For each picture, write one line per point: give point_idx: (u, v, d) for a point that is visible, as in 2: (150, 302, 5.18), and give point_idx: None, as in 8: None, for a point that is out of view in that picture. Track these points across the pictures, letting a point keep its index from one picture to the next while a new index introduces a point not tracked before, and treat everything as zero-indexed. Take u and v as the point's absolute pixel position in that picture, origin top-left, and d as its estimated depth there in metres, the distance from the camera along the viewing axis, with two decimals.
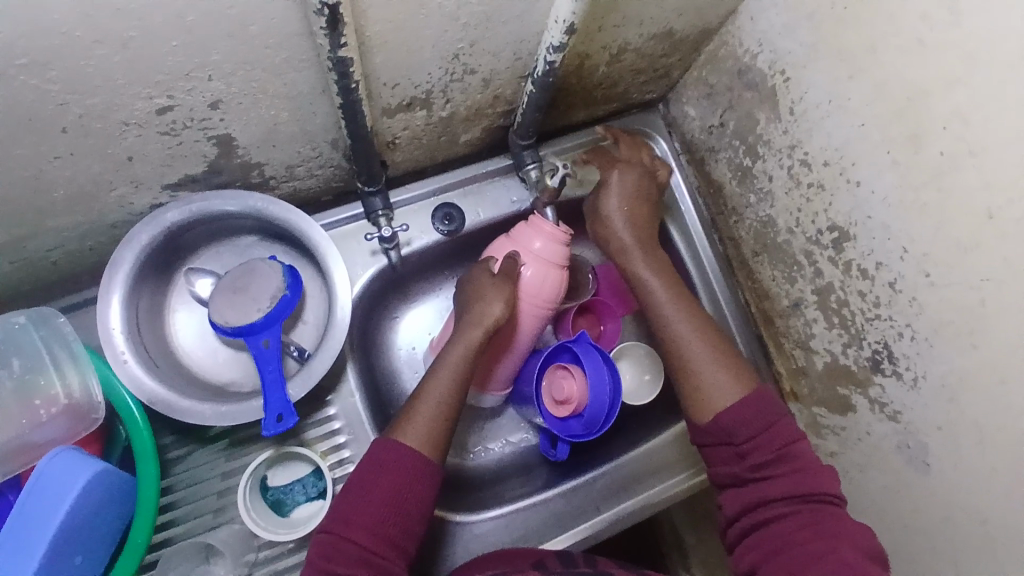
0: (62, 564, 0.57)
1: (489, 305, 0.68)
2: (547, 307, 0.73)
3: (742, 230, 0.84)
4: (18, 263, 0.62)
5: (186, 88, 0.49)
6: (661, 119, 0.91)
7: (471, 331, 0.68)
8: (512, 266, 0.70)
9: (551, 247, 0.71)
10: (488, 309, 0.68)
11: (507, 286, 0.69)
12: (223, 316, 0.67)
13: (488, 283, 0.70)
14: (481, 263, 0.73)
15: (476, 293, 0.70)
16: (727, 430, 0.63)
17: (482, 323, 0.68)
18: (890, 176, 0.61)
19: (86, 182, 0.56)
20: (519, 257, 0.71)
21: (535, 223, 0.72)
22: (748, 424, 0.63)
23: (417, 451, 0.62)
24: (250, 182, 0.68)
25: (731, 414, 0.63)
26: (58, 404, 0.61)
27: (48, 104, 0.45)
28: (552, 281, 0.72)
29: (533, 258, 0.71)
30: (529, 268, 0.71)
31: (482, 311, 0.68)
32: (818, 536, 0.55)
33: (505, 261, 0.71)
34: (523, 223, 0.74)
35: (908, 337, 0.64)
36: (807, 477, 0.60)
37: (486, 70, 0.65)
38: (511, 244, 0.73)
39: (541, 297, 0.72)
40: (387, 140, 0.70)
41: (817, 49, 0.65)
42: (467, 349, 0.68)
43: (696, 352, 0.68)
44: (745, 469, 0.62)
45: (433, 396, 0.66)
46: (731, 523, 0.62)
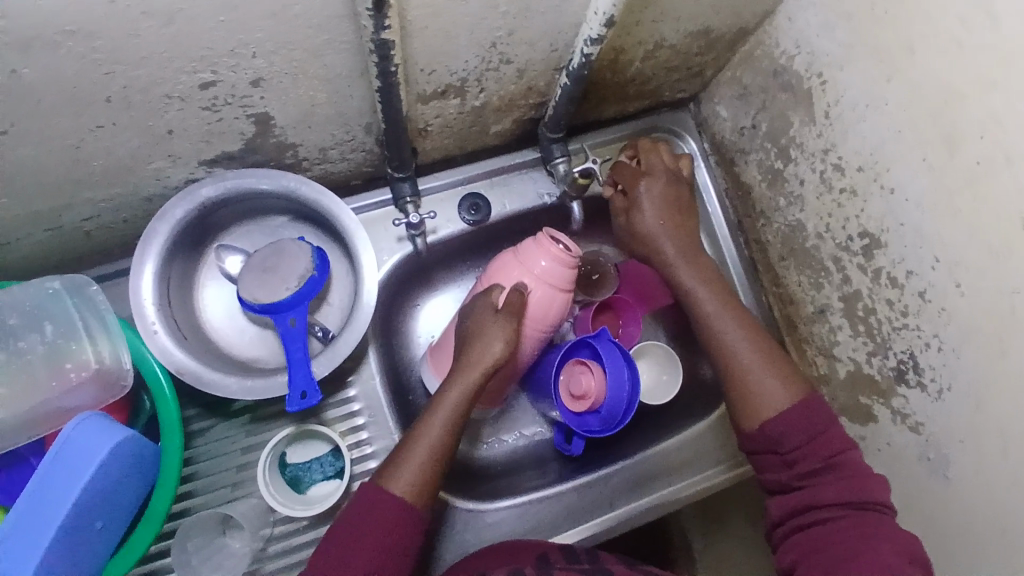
0: (85, 528, 0.59)
1: (489, 346, 0.64)
2: (552, 328, 0.72)
3: (769, 233, 0.83)
4: (54, 232, 0.64)
5: (230, 64, 0.50)
6: (692, 118, 0.90)
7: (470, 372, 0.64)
8: (519, 296, 0.67)
9: (556, 270, 0.69)
10: (488, 350, 0.64)
11: (511, 322, 0.66)
12: (253, 293, 0.68)
13: (490, 319, 0.66)
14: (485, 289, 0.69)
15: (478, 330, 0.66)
16: (776, 440, 0.62)
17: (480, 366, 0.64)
18: (926, 181, 0.61)
19: (125, 155, 0.57)
20: (525, 282, 0.68)
21: (541, 240, 0.69)
22: (796, 431, 0.62)
23: (402, 501, 0.58)
24: (283, 162, 0.69)
25: (782, 422, 0.62)
26: (88, 369, 0.62)
27: (96, 74, 0.47)
28: (554, 306, 0.70)
29: (541, 282, 0.68)
30: (535, 293, 0.68)
31: (482, 351, 0.65)
32: (857, 538, 0.55)
33: (510, 294, 0.67)
34: (530, 239, 0.70)
35: (935, 348, 0.63)
36: (856, 482, 0.59)
37: (521, 61, 0.65)
38: (517, 265, 0.70)
39: (548, 319, 0.70)
40: (419, 127, 0.70)
41: (856, 51, 0.64)
42: (467, 392, 0.63)
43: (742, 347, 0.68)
44: (792, 476, 0.61)
45: (426, 439, 0.62)
46: (775, 526, 0.62)
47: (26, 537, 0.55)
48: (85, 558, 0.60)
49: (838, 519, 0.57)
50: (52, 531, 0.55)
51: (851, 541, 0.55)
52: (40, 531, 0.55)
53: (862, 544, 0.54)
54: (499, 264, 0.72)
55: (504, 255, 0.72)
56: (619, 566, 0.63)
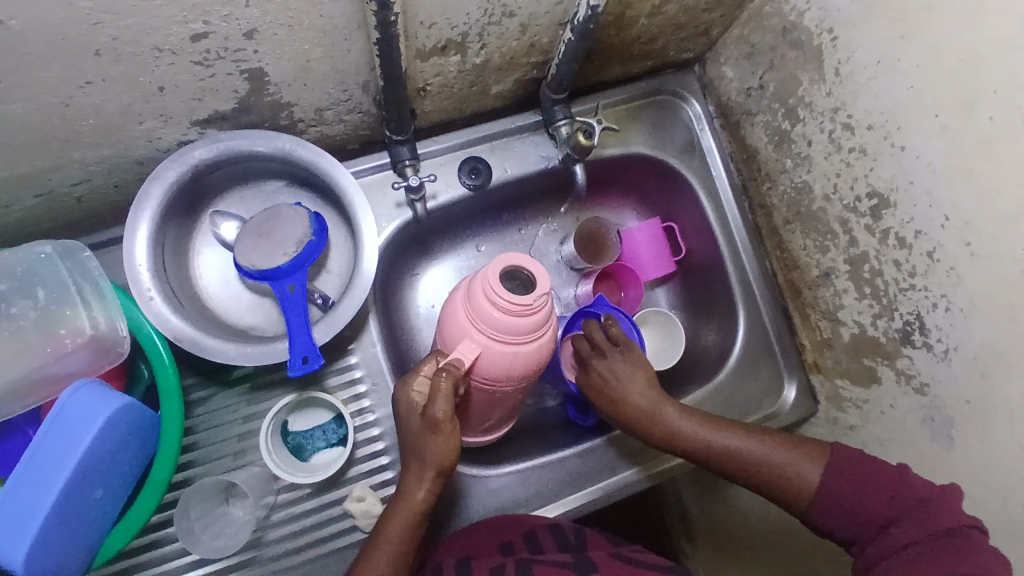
0: (83, 496, 0.58)
1: (419, 480, 0.62)
2: (520, 376, 0.61)
3: (775, 197, 0.82)
4: (43, 197, 0.62)
5: (223, 13, 0.48)
6: (696, 80, 0.88)
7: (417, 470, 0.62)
8: (453, 372, 0.57)
9: (501, 331, 0.57)
10: (415, 485, 0.62)
11: (444, 407, 0.58)
12: (249, 259, 0.66)
13: (417, 437, 0.61)
14: (404, 378, 0.62)
15: (411, 452, 0.63)
16: (831, 511, 0.59)
17: (413, 499, 0.62)
18: (938, 141, 0.59)
19: (116, 113, 0.55)
20: (469, 343, 0.58)
21: (488, 281, 0.56)
22: (851, 498, 0.59)
23: None
24: (278, 123, 0.67)
25: (837, 496, 0.59)
26: (83, 336, 0.60)
27: (82, 23, 0.44)
28: (508, 363, 0.59)
29: (490, 340, 0.58)
30: (487, 351, 0.58)
31: (412, 484, 0.63)
32: (883, 500, 0.57)
33: (439, 375, 0.58)
34: (467, 299, 0.59)
35: (943, 308, 0.63)
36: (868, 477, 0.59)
37: (525, 14, 0.63)
38: (461, 323, 0.59)
39: (512, 373, 0.60)
40: (418, 86, 0.68)
41: (870, 5, 0.62)
42: (407, 515, 0.62)
43: (758, 447, 0.65)
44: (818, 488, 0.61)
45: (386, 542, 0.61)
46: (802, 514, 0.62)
47: (24, 507, 0.55)
48: (84, 530, 0.59)
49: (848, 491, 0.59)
50: (48, 502, 0.55)
51: (874, 499, 0.58)
52: (36, 502, 0.55)
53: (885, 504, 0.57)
54: (447, 318, 0.62)
55: (458, 301, 0.61)
56: (602, 556, 0.61)
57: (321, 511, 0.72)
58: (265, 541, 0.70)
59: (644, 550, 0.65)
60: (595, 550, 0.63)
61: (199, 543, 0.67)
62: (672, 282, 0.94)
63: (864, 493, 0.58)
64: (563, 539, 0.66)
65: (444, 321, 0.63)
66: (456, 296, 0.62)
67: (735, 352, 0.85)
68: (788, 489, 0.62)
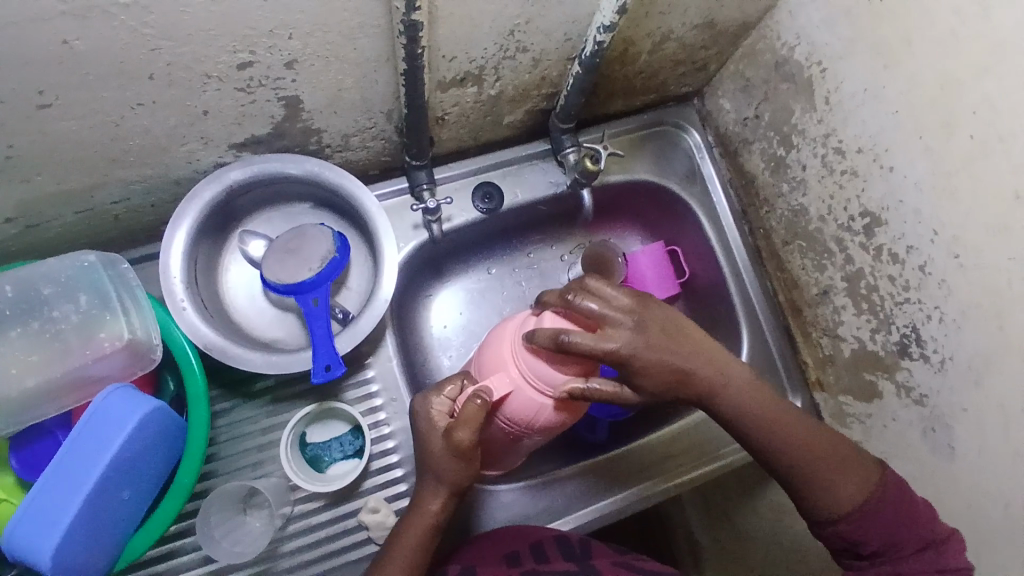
0: (111, 497, 0.60)
1: (433, 493, 0.63)
2: (538, 428, 0.61)
3: (773, 220, 0.86)
4: (84, 214, 0.67)
5: (268, 45, 0.53)
6: (696, 112, 0.93)
7: (433, 482, 0.64)
8: (481, 400, 0.58)
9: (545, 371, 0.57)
10: (429, 499, 0.64)
11: (466, 436, 0.59)
12: (276, 274, 0.70)
13: (437, 457, 0.63)
14: (427, 395, 0.63)
15: (428, 468, 0.64)
16: (860, 541, 0.59)
17: (426, 514, 0.64)
18: (922, 162, 0.63)
19: (160, 135, 0.60)
20: (504, 377, 0.59)
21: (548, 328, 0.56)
22: (879, 531, 0.58)
23: None
24: (308, 149, 0.72)
25: (868, 524, 0.59)
26: (121, 340, 0.63)
27: (142, 49, 0.49)
28: (535, 412, 0.59)
29: (523, 381, 0.58)
30: (515, 385, 0.58)
31: (426, 497, 0.64)
32: (902, 523, 0.58)
33: (468, 400, 0.58)
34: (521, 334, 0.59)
35: (937, 320, 0.66)
36: (897, 510, 0.59)
37: (537, 50, 0.68)
38: (506, 355, 0.59)
39: (531, 424, 0.60)
40: (437, 115, 0.73)
41: (853, 40, 0.67)
42: (420, 529, 0.63)
43: (813, 441, 0.62)
44: (847, 517, 0.59)
45: (404, 543, 0.63)
46: (829, 531, 0.61)
47: (55, 503, 0.57)
48: (111, 529, 0.61)
49: (866, 515, 0.59)
50: (79, 502, 0.57)
51: (891, 523, 0.59)
52: (68, 497, 0.57)
53: (893, 524, 0.59)
54: (492, 347, 0.62)
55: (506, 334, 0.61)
56: (606, 564, 0.62)
57: (335, 523, 0.73)
58: (279, 552, 0.72)
59: (649, 559, 0.65)
60: (601, 559, 0.64)
61: (218, 548, 0.69)
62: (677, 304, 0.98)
63: (884, 522, 0.59)
64: (569, 550, 0.67)
65: (486, 347, 0.64)
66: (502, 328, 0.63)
67: None
68: (823, 496, 0.60)
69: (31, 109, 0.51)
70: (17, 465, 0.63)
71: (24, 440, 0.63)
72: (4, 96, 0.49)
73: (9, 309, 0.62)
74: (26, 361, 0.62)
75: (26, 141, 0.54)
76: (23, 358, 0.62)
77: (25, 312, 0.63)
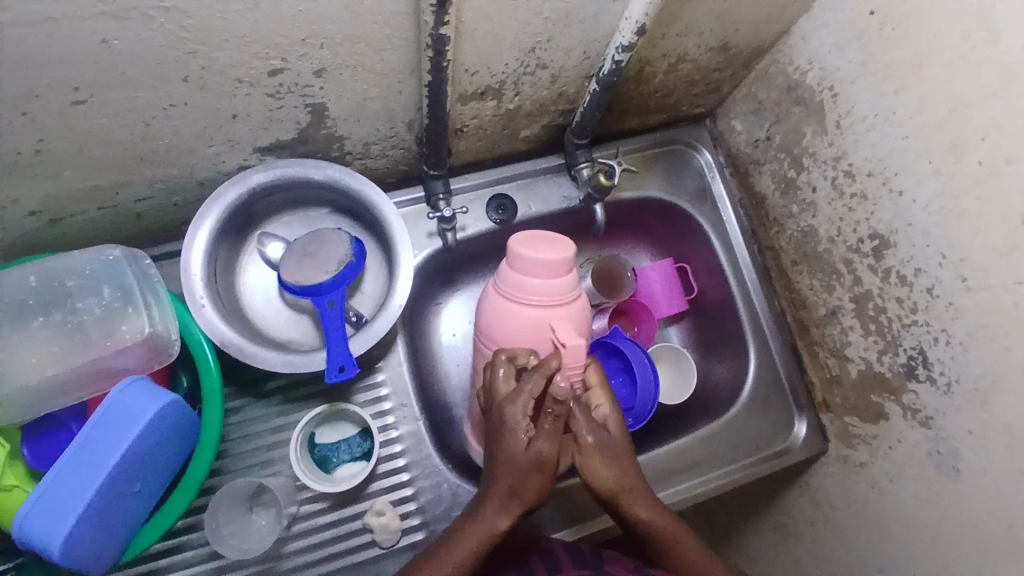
0: (122, 490, 0.61)
1: (504, 512, 0.59)
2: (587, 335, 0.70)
3: (783, 240, 0.87)
4: (107, 210, 0.69)
5: (300, 53, 0.56)
6: (708, 132, 0.95)
7: (507, 496, 0.59)
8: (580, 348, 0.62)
9: (551, 283, 0.64)
10: (497, 518, 0.60)
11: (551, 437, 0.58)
12: (294, 275, 0.72)
13: (514, 470, 0.58)
14: (512, 399, 0.59)
15: (504, 485, 0.59)
16: None
17: (491, 533, 0.59)
18: (932, 186, 0.65)
19: (190, 136, 0.62)
20: (558, 321, 0.64)
21: (517, 256, 0.64)
22: None
23: None
24: (329, 155, 0.74)
25: None
26: (142, 334, 0.65)
27: (179, 51, 0.52)
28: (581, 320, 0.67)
29: (560, 307, 0.65)
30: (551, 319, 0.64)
31: (492, 516, 0.60)
32: None
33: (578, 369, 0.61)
34: (509, 284, 0.66)
35: (943, 342, 0.66)
36: None
37: (556, 66, 0.70)
38: (513, 302, 0.66)
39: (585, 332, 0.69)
40: (456, 127, 0.75)
41: (865, 66, 0.69)
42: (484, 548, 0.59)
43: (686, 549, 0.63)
44: None
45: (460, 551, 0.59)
46: None
47: (68, 493, 0.58)
48: (121, 519, 0.62)
49: None
50: (92, 492, 0.58)
51: None
52: (81, 488, 0.58)
53: None
54: (499, 311, 0.67)
55: (499, 302, 0.67)
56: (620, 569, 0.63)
57: (340, 525, 0.74)
58: (285, 552, 0.72)
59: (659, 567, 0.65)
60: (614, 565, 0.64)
61: (226, 545, 0.69)
62: (685, 321, 0.98)
63: None
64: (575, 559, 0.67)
65: (495, 335, 0.67)
66: (488, 306, 0.68)
67: (746, 388, 0.88)
68: None
69: (67, 105, 0.53)
70: (30, 454, 0.63)
71: (37, 430, 0.64)
72: (42, 92, 0.51)
73: (32, 298, 0.64)
74: (47, 351, 0.63)
75: (59, 136, 0.56)
76: (44, 347, 0.63)
77: (48, 302, 0.64)
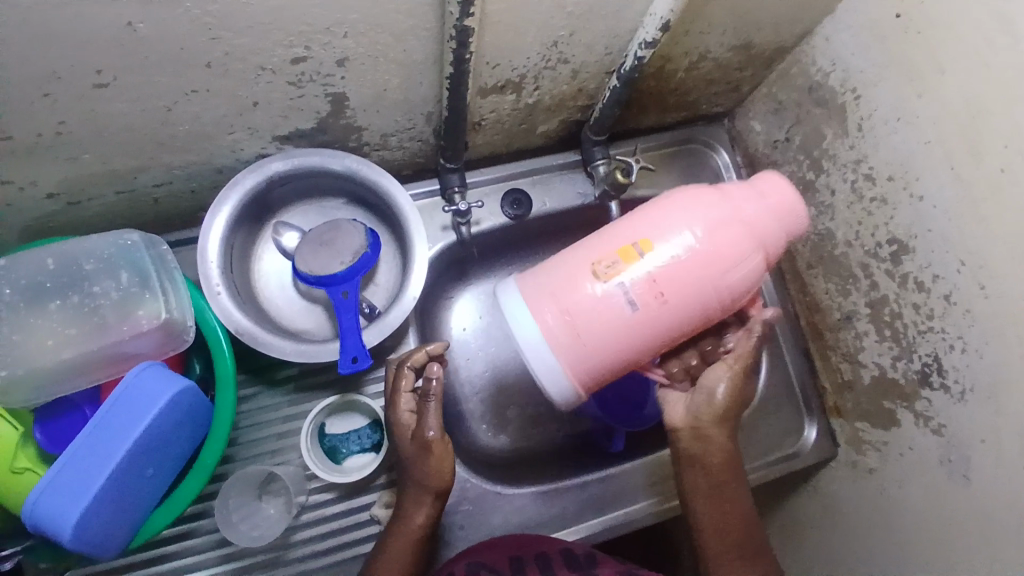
0: (135, 474, 0.61)
1: (418, 505, 0.64)
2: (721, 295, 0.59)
3: (799, 242, 0.86)
4: (125, 195, 0.69)
5: (322, 42, 0.55)
6: (726, 132, 0.94)
7: (417, 487, 0.64)
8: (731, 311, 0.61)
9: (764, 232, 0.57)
10: (414, 511, 0.64)
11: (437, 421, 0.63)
12: (308, 265, 0.72)
13: (409, 462, 0.64)
14: (391, 403, 0.66)
15: (409, 477, 0.64)
16: None
17: (412, 524, 0.64)
18: (953, 191, 0.64)
19: (209, 122, 0.62)
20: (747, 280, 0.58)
21: (709, 212, 0.56)
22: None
23: None
24: (347, 145, 0.74)
25: None
26: (158, 319, 0.65)
27: (202, 37, 0.51)
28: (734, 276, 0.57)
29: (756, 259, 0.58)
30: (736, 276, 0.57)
31: (410, 509, 0.65)
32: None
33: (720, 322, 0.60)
34: (714, 231, 0.56)
35: (960, 349, 0.66)
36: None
37: (577, 62, 0.70)
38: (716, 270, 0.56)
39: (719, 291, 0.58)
40: (474, 120, 0.75)
41: (889, 68, 0.68)
42: (411, 537, 0.64)
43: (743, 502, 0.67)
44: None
45: (399, 540, 0.64)
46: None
47: (81, 476, 0.58)
48: (132, 503, 0.62)
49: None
50: (105, 475, 0.58)
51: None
52: (93, 471, 0.58)
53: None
54: (679, 266, 0.56)
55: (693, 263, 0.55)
56: None
57: (349, 515, 0.74)
58: (294, 540, 0.73)
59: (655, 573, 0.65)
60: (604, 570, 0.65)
61: (235, 531, 0.70)
62: None
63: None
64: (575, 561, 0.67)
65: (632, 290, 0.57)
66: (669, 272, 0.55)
67: (756, 391, 0.88)
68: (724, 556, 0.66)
69: (88, 89, 0.53)
70: (43, 437, 0.63)
71: (50, 412, 0.64)
72: (64, 75, 0.51)
73: (50, 280, 0.65)
74: (63, 334, 0.64)
75: (79, 120, 0.56)
76: (61, 330, 0.64)
77: (66, 285, 0.65)
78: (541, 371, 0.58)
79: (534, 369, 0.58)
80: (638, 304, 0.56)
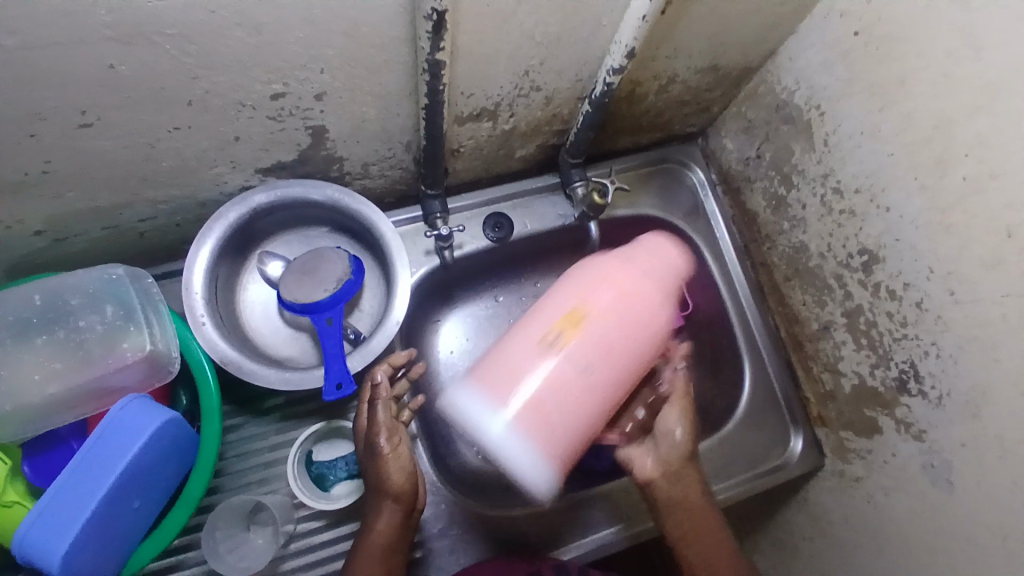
0: (121, 506, 0.61)
1: (379, 511, 0.64)
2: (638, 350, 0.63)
3: (775, 256, 0.88)
4: (111, 230, 0.70)
5: (300, 78, 0.57)
6: (700, 150, 0.97)
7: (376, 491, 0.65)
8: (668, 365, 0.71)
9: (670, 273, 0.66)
10: (375, 517, 0.65)
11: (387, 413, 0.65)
12: (293, 293, 0.73)
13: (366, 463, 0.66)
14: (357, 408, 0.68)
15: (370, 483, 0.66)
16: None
17: (374, 529, 0.64)
18: (918, 202, 0.66)
19: (192, 157, 0.64)
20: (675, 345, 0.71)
21: (649, 257, 0.65)
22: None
23: None
24: (329, 175, 0.75)
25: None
26: (143, 351, 0.66)
27: (183, 77, 0.53)
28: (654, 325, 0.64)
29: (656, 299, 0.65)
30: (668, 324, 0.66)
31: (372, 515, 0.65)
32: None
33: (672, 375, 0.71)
34: (660, 262, 0.65)
35: (934, 355, 0.67)
36: None
37: (549, 88, 0.72)
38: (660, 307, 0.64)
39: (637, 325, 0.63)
40: (453, 147, 0.77)
41: (850, 85, 0.70)
42: (379, 545, 0.64)
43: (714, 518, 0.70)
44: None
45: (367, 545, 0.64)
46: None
47: (65, 511, 0.58)
48: (118, 536, 0.62)
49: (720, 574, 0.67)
50: (89, 510, 0.58)
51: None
52: (78, 505, 0.58)
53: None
54: (612, 325, 0.61)
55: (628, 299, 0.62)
56: None
57: (336, 543, 0.73)
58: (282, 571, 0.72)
59: None
60: None
61: (223, 562, 0.70)
62: None
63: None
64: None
65: (623, 310, 0.61)
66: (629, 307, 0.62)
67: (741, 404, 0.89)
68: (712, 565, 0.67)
69: (72, 128, 0.54)
70: (30, 471, 0.63)
71: (38, 447, 0.64)
72: (49, 115, 0.52)
73: (36, 316, 0.65)
74: (48, 368, 0.64)
75: (65, 157, 0.57)
76: (46, 364, 0.64)
77: (51, 320, 0.66)
78: (518, 468, 0.57)
79: (513, 461, 0.57)
80: (590, 370, 0.60)
